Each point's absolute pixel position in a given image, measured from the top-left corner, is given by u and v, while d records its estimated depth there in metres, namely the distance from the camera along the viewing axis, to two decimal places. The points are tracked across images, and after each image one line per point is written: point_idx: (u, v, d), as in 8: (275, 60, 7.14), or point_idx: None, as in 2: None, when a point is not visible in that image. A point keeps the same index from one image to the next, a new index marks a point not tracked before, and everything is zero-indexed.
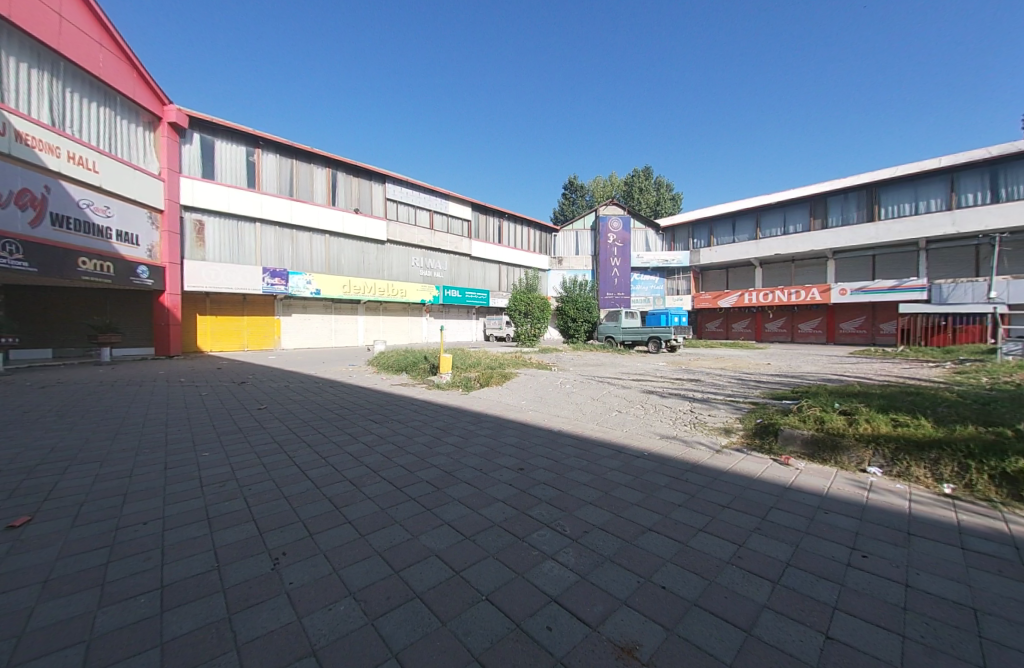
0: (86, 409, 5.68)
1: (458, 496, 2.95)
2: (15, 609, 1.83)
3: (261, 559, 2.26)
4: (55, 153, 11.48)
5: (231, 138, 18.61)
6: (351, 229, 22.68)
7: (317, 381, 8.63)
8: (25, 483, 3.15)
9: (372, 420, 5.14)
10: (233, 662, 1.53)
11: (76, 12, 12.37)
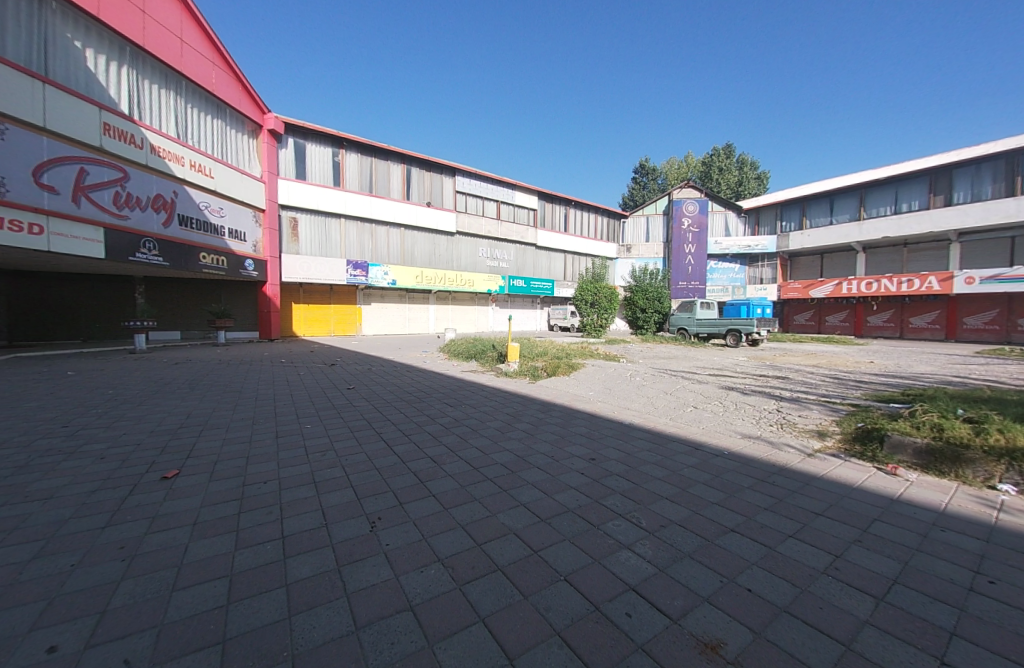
0: (210, 383, 6.65)
1: (532, 480, 3.06)
2: (176, 544, 2.32)
3: (361, 521, 2.55)
4: (180, 162, 13.25)
5: (320, 141, 20.07)
6: (423, 222, 23.68)
7: (396, 365, 9.29)
8: (173, 441, 3.84)
9: (447, 404, 5.45)
10: (345, 609, 1.82)
11: (194, 35, 13.99)
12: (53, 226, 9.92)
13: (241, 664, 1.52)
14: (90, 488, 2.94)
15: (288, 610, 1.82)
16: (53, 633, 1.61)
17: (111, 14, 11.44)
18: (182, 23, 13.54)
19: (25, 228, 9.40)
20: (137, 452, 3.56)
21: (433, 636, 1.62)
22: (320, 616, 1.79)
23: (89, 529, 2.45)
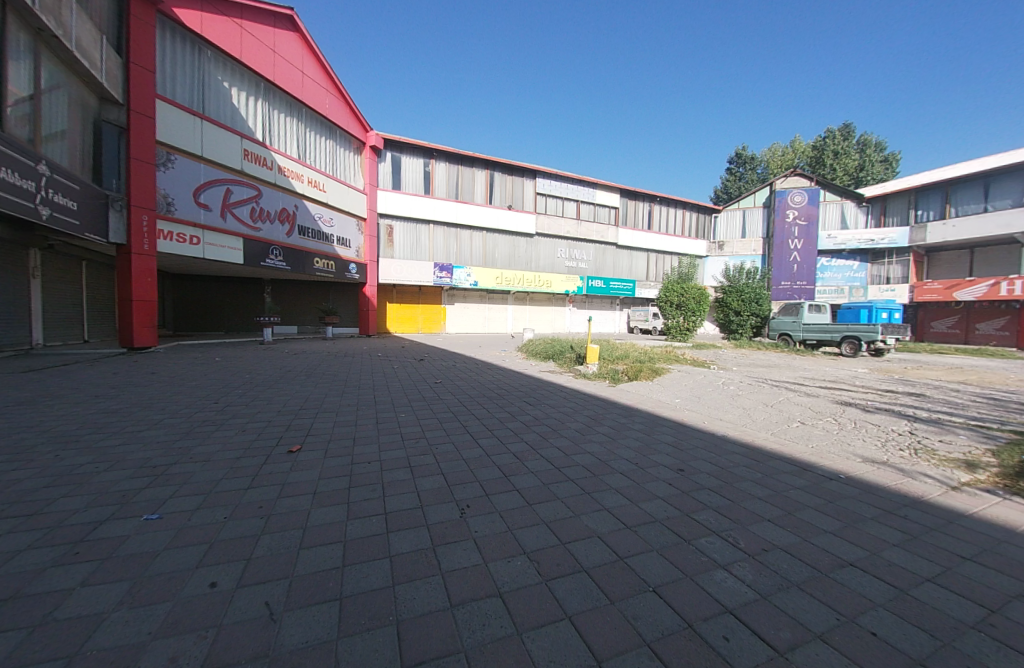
0: (322, 372, 7.66)
1: (615, 484, 3.05)
2: (301, 509, 2.77)
3: (452, 506, 2.78)
4: (300, 179, 15.39)
5: (414, 153, 21.75)
6: (503, 225, 24.42)
7: (478, 362, 9.82)
8: (296, 420, 4.55)
9: (526, 402, 5.62)
10: (441, 584, 2.03)
11: (313, 68, 16.00)
12: (208, 238, 12.22)
13: (358, 622, 1.79)
14: (239, 453, 3.62)
15: (393, 580, 2.09)
16: (215, 573, 2.14)
17: (253, 58, 13.57)
18: (304, 58, 15.54)
19: (187, 240, 11.75)
20: (269, 426, 4.31)
21: (522, 624, 1.72)
22: (420, 588, 2.01)
23: (237, 488, 3.04)
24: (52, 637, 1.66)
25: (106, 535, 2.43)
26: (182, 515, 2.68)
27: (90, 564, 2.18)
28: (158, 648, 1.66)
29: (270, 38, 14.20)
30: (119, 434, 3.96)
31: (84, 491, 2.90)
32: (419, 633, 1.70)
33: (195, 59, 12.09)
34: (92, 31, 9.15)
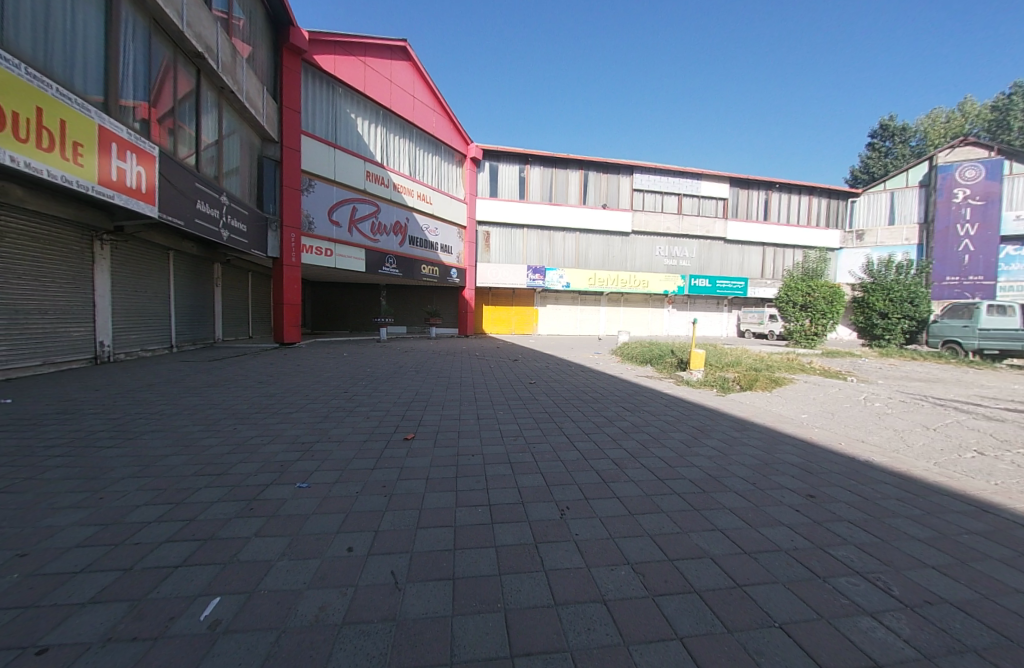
0: (429, 369, 8.43)
1: (729, 504, 2.82)
2: (416, 491, 3.09)
3: (551, 506, 2.84)
4: (411, 193, 17.13)
5: (510, 160, 23.14)
6: (597, 225, 24.41)
7: (574, 365, 9.87)
8: (408, 412, 5.08)
9: (624, 408, 5.48)
10: (545, 581, 2.10)
11: (423, 91, 17.65)
12: (338, 250, 14.22)
13: (469, 605, 1.94)
14: (364, 436, 4.19)
15: (499, 568, 2.22)
16: (351, 540, 2.51)
17: (374, 89, 15.34)
18: (414, 83, 17.13)
19: (322, 252, 13.79)
20: (386, 416, 4.87)
21: (630, 637, 1.67)
22: (525, 582, 2.10)
23: (365, 467, 3.50)
24: (239, 577, 2.17)
25: (271, 496, 3.01)
26: (323, 486, 3.17)
27: (259, 519, 2.72)
28: (311, 596, 2.03)
29: (387, 69, 15.90)
30: (274, 413, 4.87)
31: (254, 458, 3.63)
32: (525, 626, 1.77)
33: (330, 96, 14.08)
34: (257, 84, 11.34)
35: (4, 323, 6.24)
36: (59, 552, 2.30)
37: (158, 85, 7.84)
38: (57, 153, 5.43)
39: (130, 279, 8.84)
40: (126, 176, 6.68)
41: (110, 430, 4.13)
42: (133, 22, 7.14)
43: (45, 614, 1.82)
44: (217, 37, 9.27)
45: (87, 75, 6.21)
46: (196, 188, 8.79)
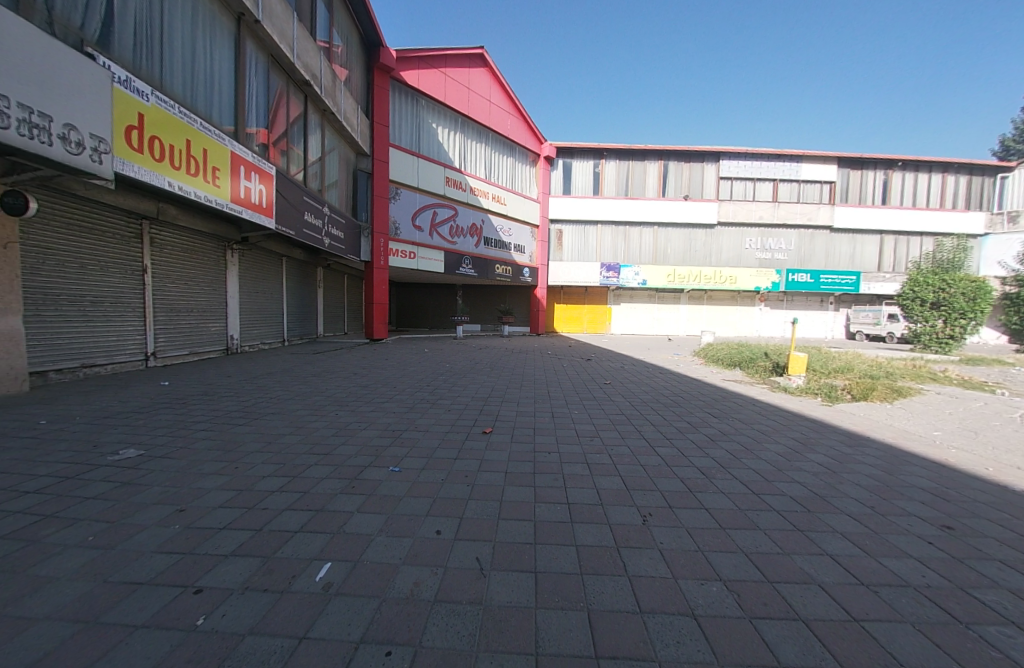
0: (504, 367, 8.69)
1: (839, 528, 2.54)
2: (497, 484, 3.22)
3: (633, 511, 2.80)
4: (487, 196, 17.76)
5: (584, 155, 22.89)
6: (678, 217, 23.16)
7: (652, 366, 9.50)
8: (485, 407, 5.29)
9: (710, 414, 5.17)
10: (629, 586, 2.07)
11: (498, 95, 18.21)
12: (420, 253, 15.23)
13: (552, 600, 1.98)
14: (444, 428, 4.46)
15: (581, 568, 2.24)
16: (439, 524, 2.69)
17: (454, 98, 16.25)
18: (490, 88, 17.77)
19: (406, 255, 14.87)
20: (465, 410, 5.13)
21: (724, 657, 1.57)
22: (608, 585, 2.09)
23: (448, 457, 3.73)
24: (345, 546, 2.47)
25: (369, 476, 3.35)
26: (412, 471, 3.45)
27: (359, 496, 3.05)
28: (406, 572, 2.23)
29: (466, 78, 16.79)
30: (365, 402, 5.38)
31: (352, 441, 4.06)
32: (610, 629, 1.77)
33: (413, 108, 15.13)
34: (353, 103, 12.56)
35: (163, 319, 7.66)
36: (210, 509, 2.82)
37: (275, 113, 9.02)
38: (202, 177, 6.51)
39: (252, 282, 10.28)
40: (251, 194, 7.78)
41: (240, 410, 4.91)
42: (256, 60, 8.30)
43: (198, 562, 2.28)
44: (320, 65, 10.43)
45: (221, 109, 7.34)
46: (304, 202, 9.96)
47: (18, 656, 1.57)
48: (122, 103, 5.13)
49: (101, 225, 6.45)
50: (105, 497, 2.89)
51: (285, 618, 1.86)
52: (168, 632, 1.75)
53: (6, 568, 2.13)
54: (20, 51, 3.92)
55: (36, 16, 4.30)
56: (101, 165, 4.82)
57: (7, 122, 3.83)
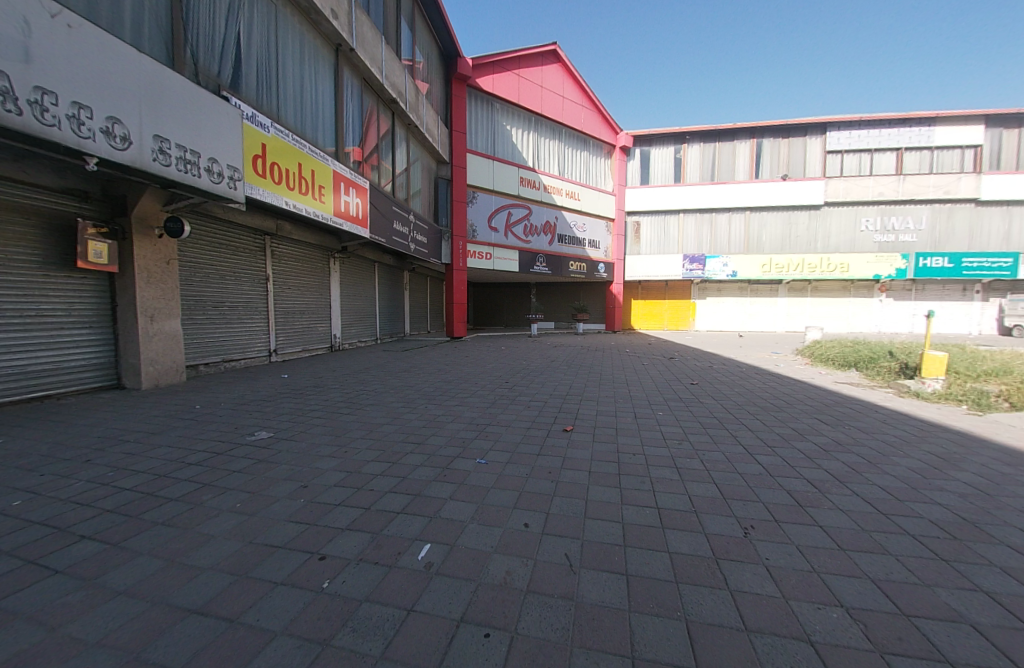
0: (582, 365, 8.67)
1: (998, 560, 2.15)
2: (582, 482, 3.25)
3: (733, 522, 2.65)
4: (560, 192, 17.79)
5: (664, 141, 21.79)
6: (779, 199, 21.26)
7: (746, 366, 8.85)
8: (565, 405, 5.33)
9: (820, 421, 4.67)
10: (731, 600, 1.95)
11: (572, 88, 18.09)
12: (495, 253, 15.77)
13: (645, 605, 1.94)
14: (525, 424, 4.58)
15: (676, 576, 2.17)
16: (527, 517, 2.79)
17: (528, 98, 16.47)
18: (564, 83, 17.76)
19: (482, 256, 15.48)
20: (545, 407, 5.22)
21: None
22: (706, 597, 1.99)
23: (531, 452, 3.83)
24: (442, 530, 2.66)
25: (459, 466, 3.57)
26: (499, 464, 3.61)
27: (452, 485, 3.26)
28: (498, 560, 2.35)
29: (539, 76, 16.90)
30: (451, 397, 5.72)
31: (442, 433, 4.36)
32: (712, 643, 1.68)
33: (488, 112, 15.68)
34: (433, 114, 13.35)
35: (281, 321, 8.82)
36: (326, 487, 3.22)
37: (367, 130, 9.89)
38: (311, 195, 7.37)
39: (350, 286, 11.40)
40: (350, 207, 8.61)
41: (343, 401, 5.51)
42: (352, 85, 9.17)
43: (319, 533, 2.61)
44: (405, 82, 11.25)
45: (324, 132, 8.21)
46: (393, 211, 10.78)
47: (194, 600, 1.95)
48: (249, 137, 6.03)
49: (237, 243, 7.63)
50: (246, 471, 3.45)
51: (394, 590, 2.07)
52: (300, 591, 2.05)
53: (183, 525, 2.66)
54: (175, 101, 4.88)
55: (184, 68, 5.21)
56: (235, 191, 5.73)
57: (168, 161, 4.82)
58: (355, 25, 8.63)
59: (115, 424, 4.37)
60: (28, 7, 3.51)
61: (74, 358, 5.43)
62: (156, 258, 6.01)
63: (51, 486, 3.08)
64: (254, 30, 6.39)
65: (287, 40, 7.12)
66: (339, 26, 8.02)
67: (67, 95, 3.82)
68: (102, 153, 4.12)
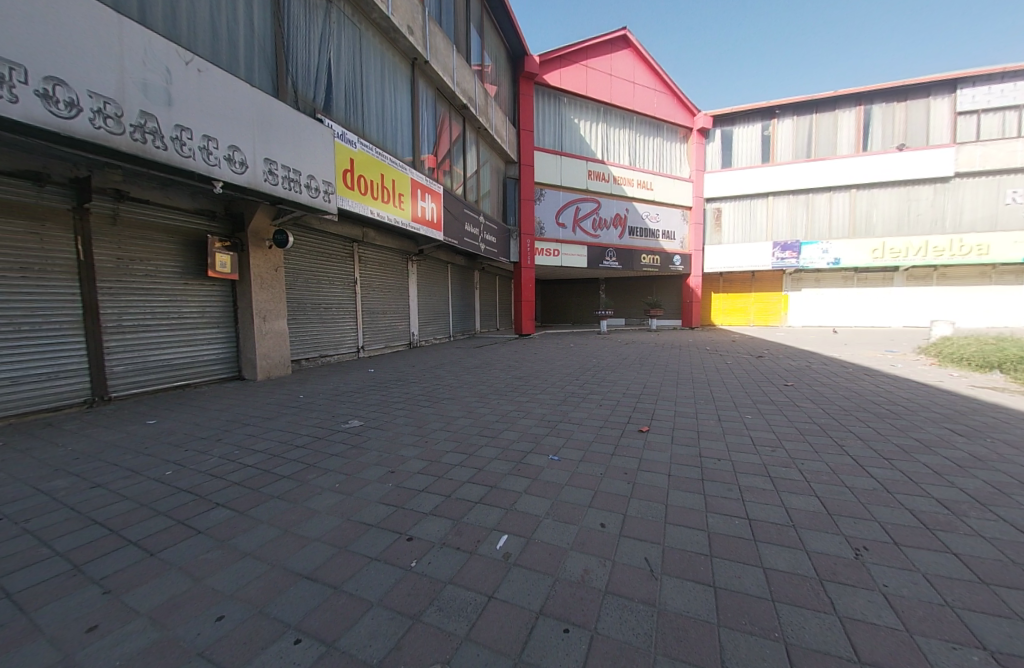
0: (657, 363, 8.32)
1: None
2: (662, 485, 3.14)
3: (841, 542, 2.37)
4: (632, 182, 17.13)
5: (749, 119, 19.83)
6: (895, 173, 18.43)
7: (852, 365, 7.88)
8: (640, 404, 5.16)
9: (953, 430, 3.99)
10: (841, 627, 1.73)
11: (643, 73, 17.26)
12: (563, 249, 15.66)
13: (735, 620, 1.80)
14: (598, 422, 4.52)
15: (771, 593, 1.98)
16: (604, 517, 2.76)
17: (595, 89, 16.05)
18: (634, 68, 17.03)
19: (550, 253, 15.46)
20: (619, 406, 5.10)
21: None
22: (808, 620, 1.78)
23: (604, 452, 3.77)
24: (518, 523, 2.73)
25: (532, 462, 3.64)
26: (572, 462, 3.61)
27: (526, 479, 3.33)
28: (575, 557, 2.36)
29: (608, 64, 16.38)
30: (521, 393, 5.83)
31: (514, 428, 4.46)
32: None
33: (556, 107, 15.58)
34: (502, 115, 13.59)
35: (367, 320, 9.63)
36: (410, 473, 3.47)
37: (440, 137, 10.36)
38: (392, 203, 7.93)
39: (425, 286, 12.09)
40: (425, 212, 9.10)
41: (420, 394, 5.88)
42: (427, 96, 9.67)
43: (406, 515, 2.83)
44: (474, 86, 11.56)
45: (403, 142, 8.76)
46: (464, 213, 11.17)
47: (304, 565, 2.24)
48: (340, 153, 6.66)
49: (330, 251, 8.49)
50: (342, 454, 3.85)
51: (475, 575, 2.17)
52: (391, 567, 2.24)
53: (293, 500, 3.04)
54: (281, 127, 5.53)
55: (286, 96, 5.88)
56: (329, 203, 6.37)
57: (275, 180, 5.47)
58: (429, 38, 9.07)
59: (237, 409, 5.12)
60: (169, 58, 4.23)
61: (206, 352, 6.45)
62: (267, 266, 6.92)
63: (194, 460, 3.70)
64: (343, 55, 7.01)
65: (371, 59, 7.70)
66: (415, 42, 8.47)
67: (199, 130, 4.54)
68: (225, 177, 4.81)
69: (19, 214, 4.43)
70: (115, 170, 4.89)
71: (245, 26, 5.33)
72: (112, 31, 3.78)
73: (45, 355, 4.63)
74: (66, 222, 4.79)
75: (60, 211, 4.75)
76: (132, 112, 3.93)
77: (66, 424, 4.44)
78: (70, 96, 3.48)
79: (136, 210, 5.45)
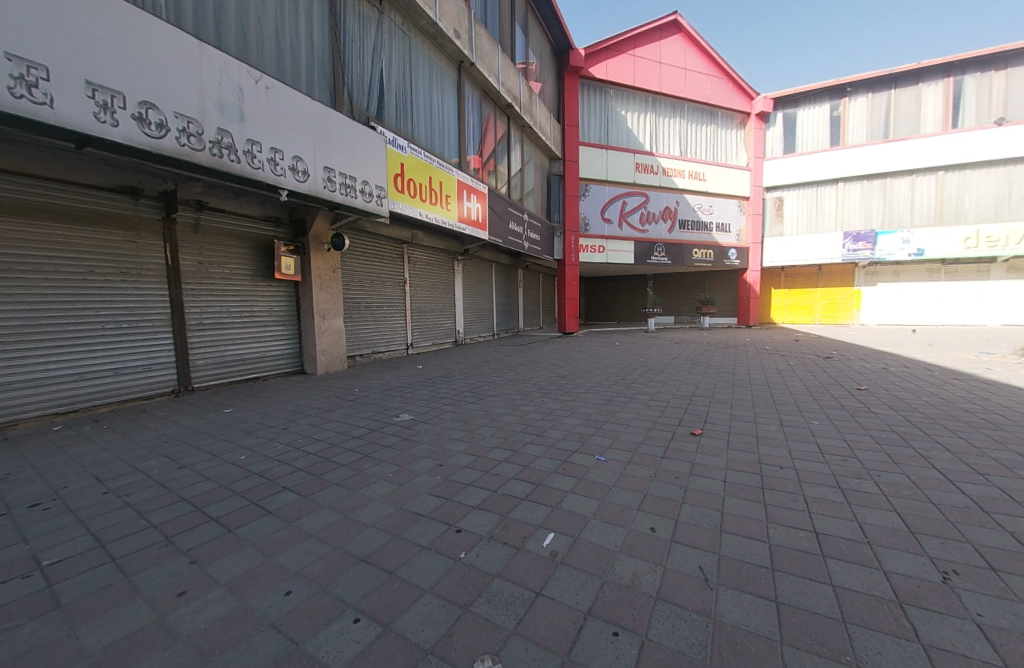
0: (710, 363, 7.95)
1: None
2: (718, 492, 2.99)
3: (926, 564, 2.13)
4: (682, 174, 16.37)
5: (816, 99, 18.13)
6: (992, 151, 16.32)
7: (939, 368, 7.13)
8: (692, 406, 4.96)
9: None
10: (926, 656, 1.56)
11: (694, 58, 16.40)
12: (608, 245, 15.35)
13: (799, 638, 1.69)
14: (647, 424, 4.40)
15: (842, 612, 1.84)
16: (654, 522, 2.68)
17: (643, 78, 15.51)
18: (685, 54, 16.24)
19: (594, 249, 15.22)
20: (669, 407, 4.92)
21: None
22: (886, 644, 1.63)
23: (654, 454, 3.67)
24: (565, 521, 2.73)
25: (579, 461, 3.61)
26: (619, 463, 3.54)
27: (572, 478, 3.32)
28: (624, 560, 2.32)
29: (657, 52, 15.75)
30: (565, 392, 5.80)
31: (558, 426, 4.45)
32: None
33: (601, 100, 15.22)
34: (546, 112, 13.47)
35: (415, 318, 10.00)
36: (457, 467, 3.58)
37: (485, 137, 10.48)
38: (440, 204, 8.15)
39: (471, 285, 12.32)
40: (471, 212, 9.27)
41: (466, 391, 6.02)
42: (472, 96, 9.81)
43: (455, 508, 2.92)
44: (518, 84, 11.54)
45: (449, 144, 8.97)
46: (508, 212, 11.23)
47: (361, 549, 2.38)
48: (392, 159, 6.94)
49: (382, 252, 8.89)
50: (393, 447, 4.04)
51: (522, 570, 2.20)
52: (441, 556, 2.33)
53: (349, 487, 3.24)
54: (337, 136, 5.85)
55: (343, 107, 6.22)
56: (381, 206, 6.65)
57: (333, 187, 5.81)
58: (475, 40, 9.18)
59: (299, 402, 5.53)
60: (241, 78, 4.62)
61: (272, 348, 7.00)
62: (326, 267, 7.38)
63: (263, 446, 4.05)
64: (394, 63, 7.28)
65: (420, 65, 7.95)
66: (461, 45, 8.62)
67: (267, 142, 4.92)
68: (289, 185, 5.18)
69: (121, 226, 5.06)
70: (196, 183, 5.43)
71: (306, 43, 5.69)
72: (192, 56, 4.18)
73: (139, 348, 5.25)
74: (157, 232, 5.40)
75: (152, 222, 5.35)
76: (210, 129, 4.34)
77: (157, 411, 5.01)
78: (160, 117, 3.91)
79: (214, 218, 6.03)
